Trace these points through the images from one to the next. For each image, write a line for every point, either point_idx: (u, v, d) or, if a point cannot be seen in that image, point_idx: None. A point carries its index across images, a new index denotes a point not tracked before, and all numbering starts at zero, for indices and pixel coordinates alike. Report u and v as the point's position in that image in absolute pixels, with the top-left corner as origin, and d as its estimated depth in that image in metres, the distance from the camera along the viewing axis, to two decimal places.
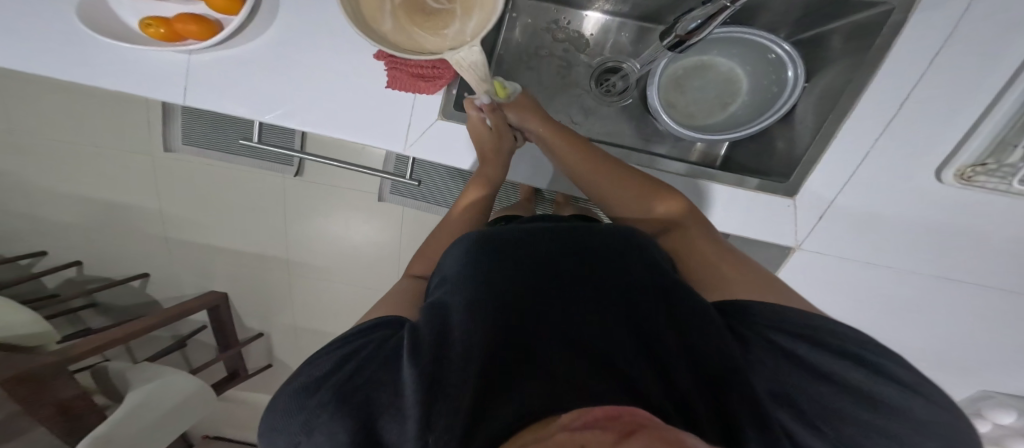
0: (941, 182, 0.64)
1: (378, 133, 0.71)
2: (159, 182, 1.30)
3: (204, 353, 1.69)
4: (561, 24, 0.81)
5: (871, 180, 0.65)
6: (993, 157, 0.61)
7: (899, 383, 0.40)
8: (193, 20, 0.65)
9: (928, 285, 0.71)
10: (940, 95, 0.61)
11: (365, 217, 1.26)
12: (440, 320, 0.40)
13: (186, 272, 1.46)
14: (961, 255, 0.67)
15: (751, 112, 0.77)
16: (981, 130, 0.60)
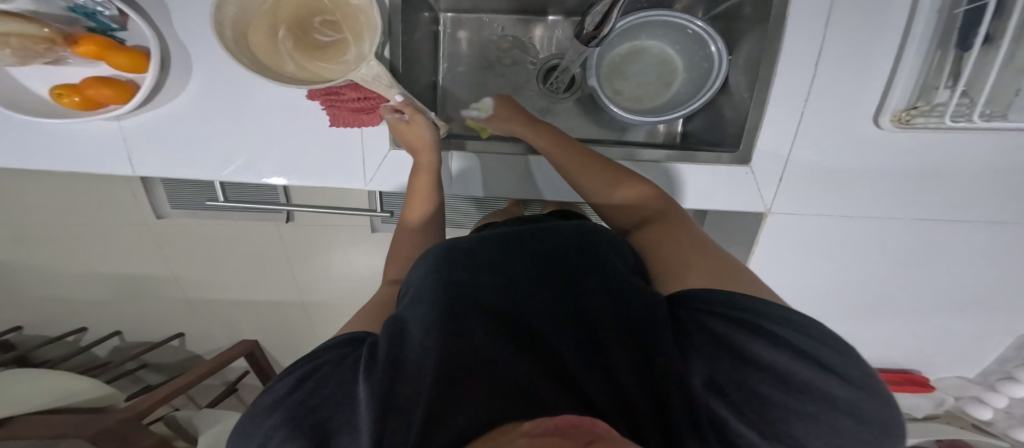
0: (878, 129, 0.50)
1: (336, 174, 0.67)
2: (163, 249, 1.30)
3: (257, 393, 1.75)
4: (480, 39, 0.74)
5: (841, 132, 0.51)
6: (923, 100, 0.48)
7: (838, 381, 0.33)
8: (105, 83, 0.60)
9: (973, 245, 0.54)
10: (851, 37, 0.48)
11: (365, 248, 1.24)
12: (398, 332, 0.35)
13: (216, 325, 1.50)
14: (996, 202, 0.51)
15: (689, 92, 0.65)
16: (900, 72, 0.48)
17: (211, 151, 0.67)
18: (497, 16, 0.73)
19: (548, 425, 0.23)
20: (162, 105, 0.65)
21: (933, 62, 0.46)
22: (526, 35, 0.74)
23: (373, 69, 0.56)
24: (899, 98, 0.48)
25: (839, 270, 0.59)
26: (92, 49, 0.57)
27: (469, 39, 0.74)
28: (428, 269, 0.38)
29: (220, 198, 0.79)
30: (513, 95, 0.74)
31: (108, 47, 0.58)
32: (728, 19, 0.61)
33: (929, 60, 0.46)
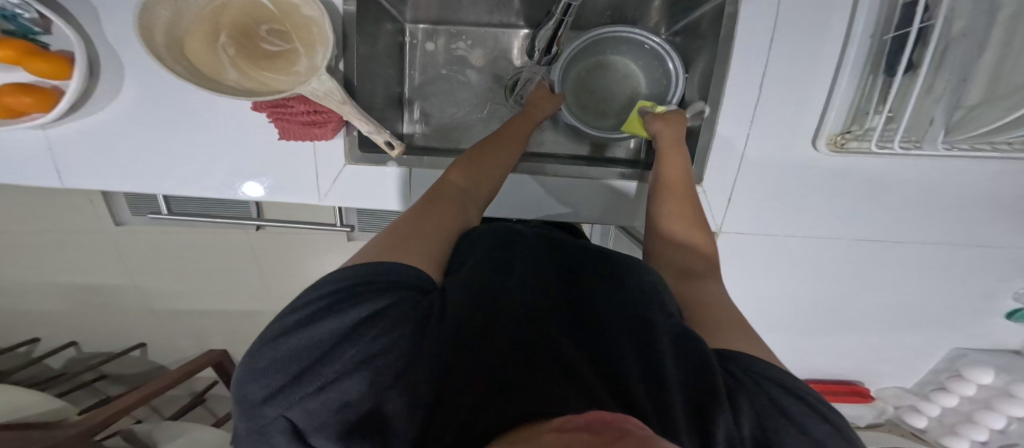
0: (816, 151, 0.51)
1: (288, 188, 0.65)
2: (121, 256, 1.25)
3: (226, 405, 1.69)
4: (446, 50, 0.73)
5: (787, 153, 0.52)
6: (856, 124, 0.49)
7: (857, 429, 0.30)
8: (22, 91, 0.55)
9: (918, 263, 0.55)
10: (790, 62, 0.49)
11: (340, 258, 1.21)
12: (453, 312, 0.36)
13: (182, 334, 1.45)
14: (940, 222, 0.52)
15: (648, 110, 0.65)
16: (835, 95, 0.48)
17: (152, 163, 0.65)
18: (462, 27, 0.72)
19: (578, 420, 0.22)
20: (93, 115, 0.62)
21: (865, 87, 0.47)
22: (493, 48, 0.73)
23: (325, 84, 0.54)
24: (834, 121, 0.49)
25: (790, 286, 0.60)
26: (7, 54, 0.53)
27: (434, 50, 0.73)
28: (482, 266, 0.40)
29: (168, 210, 0.75)
30: (479, 108, 0.73)
31: (25, 51, 0.54)
32: (688, 35, 0.60)
33: (862, 86, 0.47)
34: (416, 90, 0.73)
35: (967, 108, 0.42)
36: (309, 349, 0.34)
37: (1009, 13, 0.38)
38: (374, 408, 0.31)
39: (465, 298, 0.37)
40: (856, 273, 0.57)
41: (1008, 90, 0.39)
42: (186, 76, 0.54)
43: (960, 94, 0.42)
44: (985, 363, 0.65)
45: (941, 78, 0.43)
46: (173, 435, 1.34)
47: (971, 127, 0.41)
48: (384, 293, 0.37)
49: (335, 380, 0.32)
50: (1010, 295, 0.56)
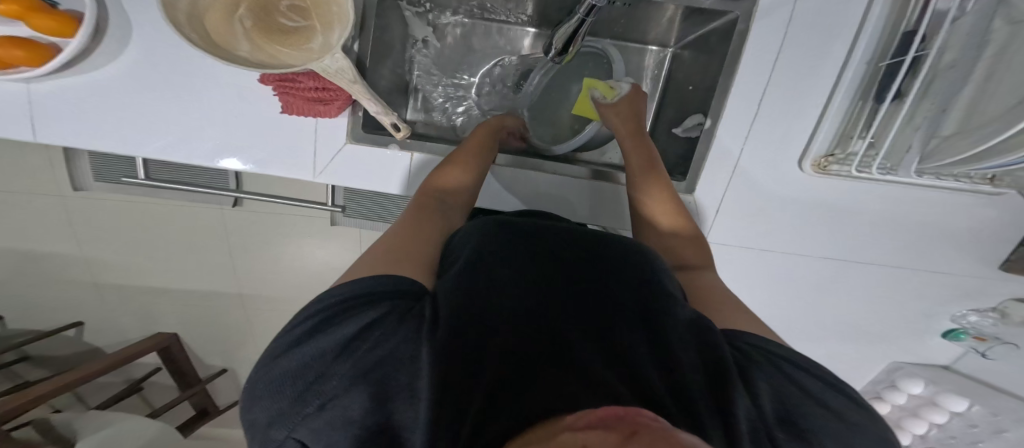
0: (801, 172, 0.56)
1: (281, 163, 0.63)
2: (72, 223, 1.16)
3: (165, 396, 1.56)
4: (457, 43, 0.74)
5: (776, 170, 0.57)
6: (840, 148, 0.55)
7: (849, 397, 0.34)
8: (17, 44, 0.55)
9: (877, 281, 0.61)
10: (790, 85, 0.55)
11: (320, 243, 1.18)
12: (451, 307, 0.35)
13: (129, 314, 1.34)
14: (902, 244, 0.58)
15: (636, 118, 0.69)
16: (826, 118, 0.54)
17: (137, 125, 0.63)
18: (475, 24, 0.73)
19: (588, 419, 0.24)
20: (84, 72, 0.60)
21: (854, 112, 0.53)
22: (505, 47, 0.75)
23: (337, 62, 0.53)
24: (822, 142, 0.55)
25: (761, 296, 0.65)
26: (12, 8, 0.54)
27: (445, 40, 0.74)
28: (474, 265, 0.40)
29: (140, 175, 0.71)
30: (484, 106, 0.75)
31: (30, 7, 0.55)
32: (693, 53, 0.65)
33: (851, 111, 0.53)
34: (421, 77, 0.74)
35: (942, 137, 0.47)
36: (306, 367, 0.33)
37: (994, 50, 0.42)
38: (382, 418, 0.30)
39: (460, 297, 0.37)
40: (823, 287, 0.63)
41: (982, 120, 0.42)
42: (198, 43, 0.54)
43: (937, 125, 0.47)
44: (918, 375, 0.72)
45: (926, 106, 0.48)
46: (102, 424, 1.22)
47: (947, 155, 0.45)
48: (371, 306, 0.35)
49: (336, 397, 0.31)
50: (950, 316, 0.63)
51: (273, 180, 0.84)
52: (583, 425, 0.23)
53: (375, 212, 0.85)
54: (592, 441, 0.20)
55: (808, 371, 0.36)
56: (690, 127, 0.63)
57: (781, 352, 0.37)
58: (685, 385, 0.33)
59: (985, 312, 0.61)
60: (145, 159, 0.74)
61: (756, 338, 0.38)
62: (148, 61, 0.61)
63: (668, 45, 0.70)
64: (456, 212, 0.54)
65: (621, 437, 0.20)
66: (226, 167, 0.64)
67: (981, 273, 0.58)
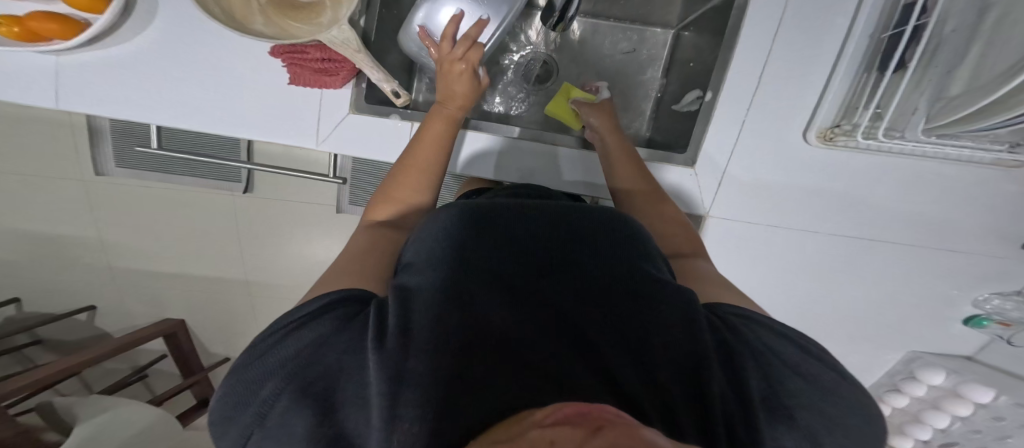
0: (807, 143, 0.55)
1: (287, 132, 0.64)
2: (91, 207, 1.20)
3: (170, 384, 1.57)
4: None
5: (779, 144, 0.56)
6: (846, 119, 0.53)
7: (840, 371, 0.37)
8: (53, 19, 0.59)
9: (893, 262, 0.58)
10: (793, 58, 0.54)
11: (324, 230, 1.19)
12: (406, 305, 0.34)
13: (140, 300, 1.37)
14: (915, 221, 0.55)
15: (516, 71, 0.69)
16: (829, 90, 0.53)
17: (151, 96, 0.65)
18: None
19: (557, 414, 0.21)
20: (113, 46, 0.64)
21: (859, 83, 0.51)
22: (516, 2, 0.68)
23: (343, 33, 0.55)
24: (825, 115, 0.54)
25: (767, 277, 0.62)
26: None
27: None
28: (428, 262, 0.38)
29: (153, 146, 0.73)
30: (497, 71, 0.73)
31: None
32: (695, 32, 0.65)
33: (856, 82, 0.52)
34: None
35: (947, 99, 0.45)
36: (258, 382, 0.32)
37: (998, 14, 0.40)
38: (333, 428, 0.30)
39: (416, 301, 0.35)
40: (833, 267, 0.60)
41: (991, 77, 0.40)
42: (219, 17, 0.58)
43: (942, 88, 0.45)
44: (939, 366, 0.68)
45: (930, 72, 0.46)
46: (104, 408, 1.23)
47: (946, 116, 0.44)
48: (319, 319, 0.34)
49: (283, 409, 0.30)
50: (973, 301, 0.60)
51: (281, 158, 0.86)
52: (546, 420, 0.21)
53: None
54: (557, 438, 0.18)
55: (795, 343, 0.38)
56: (689, 102, 0.63)
57: (757, 319, 0.39)
58: (669, 395, 0.33)
59: (1010, 295, 0.57)
60: (158, 133, 0.77)
61: (735, 309, 0.41)
62: (166, 36, 0.64)
63: (670, 26, 0.71)
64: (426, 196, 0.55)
65: (584, 432, 0.19)
66: (233, 136, 0.66)
67: (1001, 252, 0.55)
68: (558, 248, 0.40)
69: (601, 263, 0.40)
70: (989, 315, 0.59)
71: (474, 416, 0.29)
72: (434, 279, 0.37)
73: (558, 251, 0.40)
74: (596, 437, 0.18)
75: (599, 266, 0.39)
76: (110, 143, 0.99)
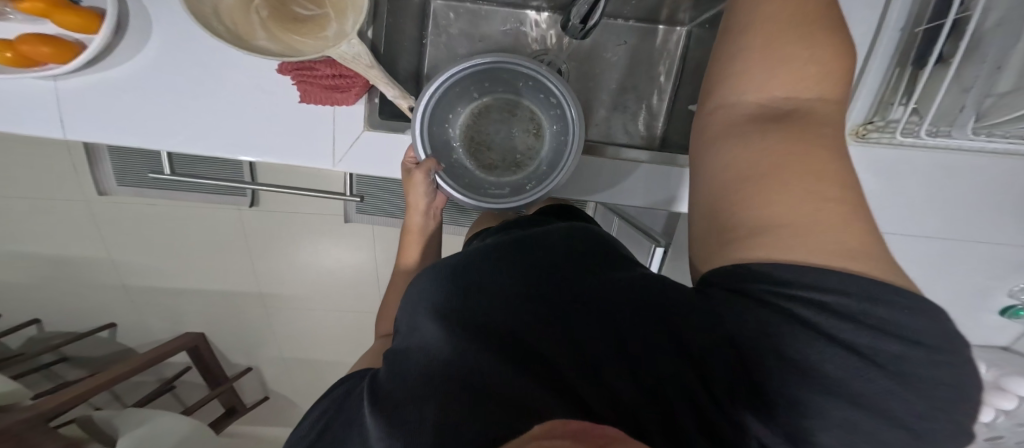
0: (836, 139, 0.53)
1: (301, 153, 0.63)
2: (103, 227, 1.19)
3: (197, 393, 1.59)
4: (531, 85, 0.55)
5: None
6: (879, 115, 0.51)
7: None
8: (44, 41, 0.57)
9: (927, 255, 0.58)
10: None
11: (335, 240, 1.18)
12: (399, 363, 0.35)
13: (157, 316, 1.38)
14: (953, 215, 0.54)
15: (523, 124, 0.59)
16: (862, 86, 0.50)
17: (161, 118, 0.63)
18: (516, 56, 0.50)
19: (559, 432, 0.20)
20: (111, 68, 0.62)
21: (892, 79, 0.49)
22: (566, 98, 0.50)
23: (354, 47, 0.52)
24: (858, 111, 0.51)
25: None
26: (38, 6, 0.56)
27: (503, 80, 0.55)
28: (413, 310, 0.38)
29: (165, 171, 0.72)
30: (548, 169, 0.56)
31: (55, 4, 0.56)
32: (709, 29, 0.61)
33: (888, 77, 0.49)
34: (494, 126, 0.60)
35: (996, 96, 0.43)
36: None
37: None
38: None
39: (405, 358, 0.35)
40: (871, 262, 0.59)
41: None
42: (222, 35, 0.55)
43: (992, 84, 0.43)
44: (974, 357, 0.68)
45: (973, 68, 0.44)
46: (139, 422, 1.26)
47: (1000, 115, 0.43)
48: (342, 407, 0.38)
49: None
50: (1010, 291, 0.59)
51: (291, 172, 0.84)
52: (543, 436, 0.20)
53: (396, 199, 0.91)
54: None
55: (871, 327, 0.27)
56: None
57: None
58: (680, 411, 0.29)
59: None
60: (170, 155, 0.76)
61: None
62: (166, 56, 0.62)
63: (682, 22, 0.67)
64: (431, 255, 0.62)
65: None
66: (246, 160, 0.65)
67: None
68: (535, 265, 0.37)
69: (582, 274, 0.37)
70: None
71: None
72: (418, 329, 0.36)
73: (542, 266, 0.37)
74: None
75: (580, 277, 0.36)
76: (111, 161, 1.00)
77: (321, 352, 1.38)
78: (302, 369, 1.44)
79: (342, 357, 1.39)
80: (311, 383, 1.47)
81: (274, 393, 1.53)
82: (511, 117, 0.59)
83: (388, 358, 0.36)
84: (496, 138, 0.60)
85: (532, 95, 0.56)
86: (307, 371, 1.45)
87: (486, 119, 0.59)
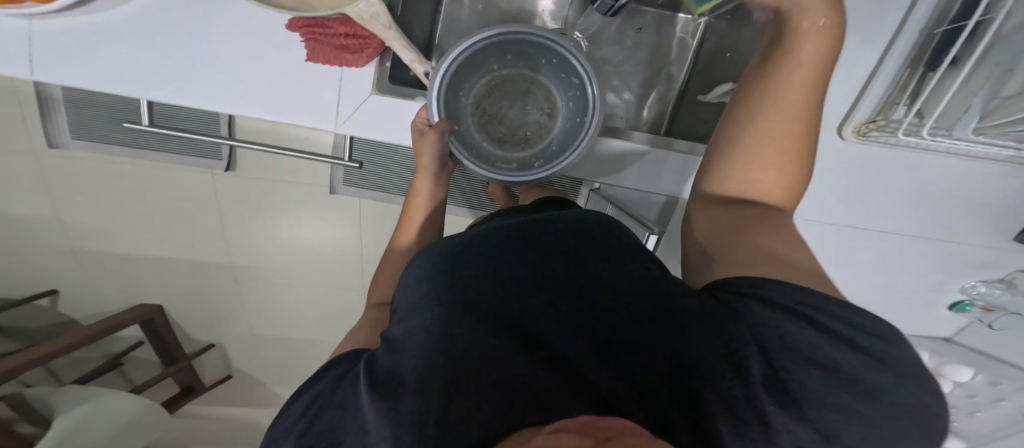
0: (840, 137, 0.62)
1: (302, 113, 0.60)
2: (51, 185, 1.09)
3: (148, 369, 1.49)
4: (553, 63, 0.56)
5: None
6: (881, 114, 0.60)
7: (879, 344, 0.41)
8: None
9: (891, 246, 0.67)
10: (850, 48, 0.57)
11: (318, 213, 1.14)
12: (395, 347, 0.37)
13: (110, 285, 1.27)
14: (920, 212, 0.65)
15: (537, 99, 0.60)
16: (876, 82, 0.58)
17: (146, 65, 0.58)
18: (539, 27, 0.50)
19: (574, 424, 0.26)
20: (101, 11, 0.57)
21: (902, 79, 0.57)
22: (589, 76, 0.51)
23: (373, 6, 0.51)
24: (862, 112, 0.60)
25: None
26: None
27: (527, 53, 0.56)
28: (409, 295, 0.41)
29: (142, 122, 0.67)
30: (559, 148, 0.57)
31: None
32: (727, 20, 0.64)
33: (900, 77, 0.57)
34: (506, 100, 0.60)
35: (1003, 98, 0.54)
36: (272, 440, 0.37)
37: None
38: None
39: (399, 342, 0.37)
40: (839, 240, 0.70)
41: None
42: None
43: (998, 89, 0.54)
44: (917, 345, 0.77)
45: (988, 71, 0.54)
46: (81, 399, 1.20)
47: (1000, 117, 0.54)
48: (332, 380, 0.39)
49: None
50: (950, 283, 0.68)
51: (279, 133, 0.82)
52: (558, 427, 0.27)
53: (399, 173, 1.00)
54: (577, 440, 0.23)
55: (808, 330, 0.35)
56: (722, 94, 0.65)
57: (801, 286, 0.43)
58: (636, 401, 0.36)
59: (995, 282, 0.70)
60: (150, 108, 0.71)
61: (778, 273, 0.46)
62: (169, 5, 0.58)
63: (699, 13, 0.67)
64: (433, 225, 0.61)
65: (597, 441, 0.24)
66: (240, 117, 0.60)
67: (998, 244, 0.66)
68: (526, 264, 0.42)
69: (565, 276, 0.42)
70: (973, 300, 0.73)
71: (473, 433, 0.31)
72: (427, 312, 0.38)
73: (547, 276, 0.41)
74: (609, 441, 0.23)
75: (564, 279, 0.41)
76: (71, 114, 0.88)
77: (295, 330, 1.33)
78: (271, 346, 1.38)
79: (318, 336, 1.35)
80: (281, 361, 1.42)
81: (237, 371, 1.46)
82: (524, 91, 0.60)
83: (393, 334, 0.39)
84: (507, 110, 0.60)
85: (550, 68, 0.56)
86: (275, 349, 1.39)
87: (497, 90, 0.59)
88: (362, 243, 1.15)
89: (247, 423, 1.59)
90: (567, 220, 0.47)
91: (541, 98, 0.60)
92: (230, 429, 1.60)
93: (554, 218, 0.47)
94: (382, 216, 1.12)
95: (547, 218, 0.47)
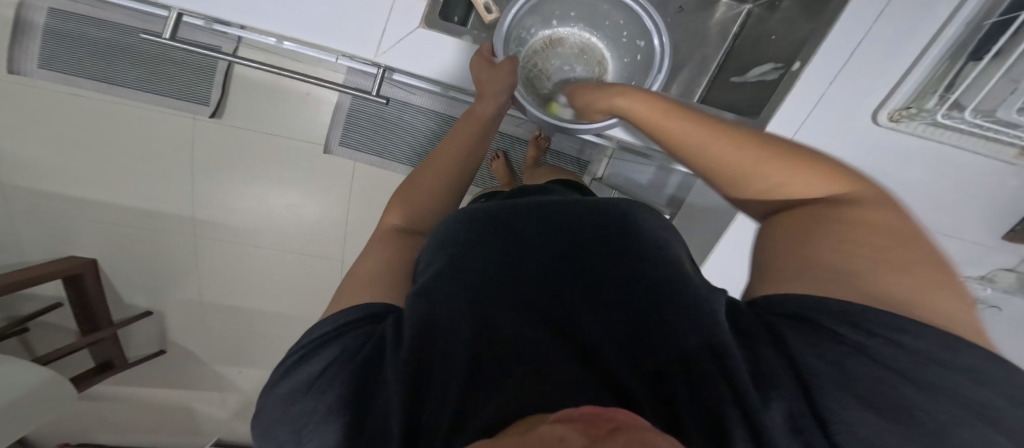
0: (876, 124, 0.63)
1: (346, 36, 0.63)
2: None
3: (57, 341, 1.25)
4: (616, 28, 0.73)
5: (833, 115, 0.64)
6: (916, 103, 0.61)
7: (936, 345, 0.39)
8: None
9: None
10: (891, 29, 0.59)
11: (306, 173, 1.06)
12: (424, 311, 0.35)
13: (36, 230, 1.08)
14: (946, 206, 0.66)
15: (589, 59, 0.77)
16: (914, 72, 0.59)
17: None
18: None
19: (575, 414, 0.22)
20: None
21: (939, 70, 0.58)
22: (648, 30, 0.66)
23: None
24: (899, 98, 0.61)
25: None
26: None
27: (592, 16, 0.74)
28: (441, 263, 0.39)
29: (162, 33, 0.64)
30: None
31: None
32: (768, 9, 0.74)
33: (938, 67, 0.58)
34: (564, 60, 0.77)
35: None
36: (287, 405, 0.32)
37: None
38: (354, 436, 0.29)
39: (425, 308, 0.35)
40: None
41: None
42: None
43: None
44: None
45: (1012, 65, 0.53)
46: None
47: None
48: (344, 338, 0.34)
49: (308, 431, 0.30)
50: None
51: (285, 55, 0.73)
52: (556, 417, 0.22)
53: (400, 136, 0.96)
54: (567, 436, 0.19)
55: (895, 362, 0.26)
56: (761, 73, 0.72)
57: None
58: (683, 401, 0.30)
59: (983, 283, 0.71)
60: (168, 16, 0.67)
61: None
62: None
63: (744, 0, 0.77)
64: (450, 186, 0.55)
65: (601, 432, 0.20)
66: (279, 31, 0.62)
67: (985, 242, 0.68)
68: (565, 247, 0.40)
69: (606, 261, 0.39)
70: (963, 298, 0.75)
71: (488, 418, 0.28)
72: (445, 289, 0.36)
73: (557, 258, 0.39)
74: (604, 439, 0.18)
75: (604, 265, 0.39)
76: (42, 43, 0.84)
77: (257, 300, 1.20)
78: (223, 318, 1.23)
79: (285, 308, 1.21)
80: (231, 338, 1.26)
81: (174, 346, 1.27)
82: (582, 59, 0.77)
83: (410, 297, 0.36)
84: (565, 65, 0.76)
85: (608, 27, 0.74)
86: (227, 321, 1.23)
87: (558, 49, 0.76)
88: (351, 209, 1.08)
89: (175, 410, 1.38)
90: (617, 205, 0.44)
91: (593, 56, 0.77)
92: (151, 416, 1.39)
93: (602, 203, 0.45)
94: (378, 184, 1.07)
95: (592, 201, 0.45)
